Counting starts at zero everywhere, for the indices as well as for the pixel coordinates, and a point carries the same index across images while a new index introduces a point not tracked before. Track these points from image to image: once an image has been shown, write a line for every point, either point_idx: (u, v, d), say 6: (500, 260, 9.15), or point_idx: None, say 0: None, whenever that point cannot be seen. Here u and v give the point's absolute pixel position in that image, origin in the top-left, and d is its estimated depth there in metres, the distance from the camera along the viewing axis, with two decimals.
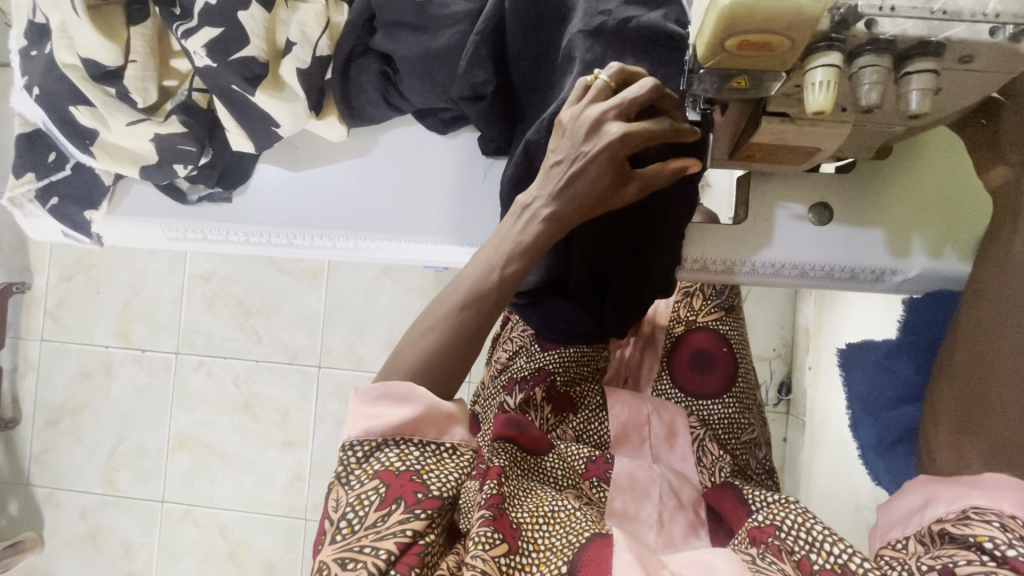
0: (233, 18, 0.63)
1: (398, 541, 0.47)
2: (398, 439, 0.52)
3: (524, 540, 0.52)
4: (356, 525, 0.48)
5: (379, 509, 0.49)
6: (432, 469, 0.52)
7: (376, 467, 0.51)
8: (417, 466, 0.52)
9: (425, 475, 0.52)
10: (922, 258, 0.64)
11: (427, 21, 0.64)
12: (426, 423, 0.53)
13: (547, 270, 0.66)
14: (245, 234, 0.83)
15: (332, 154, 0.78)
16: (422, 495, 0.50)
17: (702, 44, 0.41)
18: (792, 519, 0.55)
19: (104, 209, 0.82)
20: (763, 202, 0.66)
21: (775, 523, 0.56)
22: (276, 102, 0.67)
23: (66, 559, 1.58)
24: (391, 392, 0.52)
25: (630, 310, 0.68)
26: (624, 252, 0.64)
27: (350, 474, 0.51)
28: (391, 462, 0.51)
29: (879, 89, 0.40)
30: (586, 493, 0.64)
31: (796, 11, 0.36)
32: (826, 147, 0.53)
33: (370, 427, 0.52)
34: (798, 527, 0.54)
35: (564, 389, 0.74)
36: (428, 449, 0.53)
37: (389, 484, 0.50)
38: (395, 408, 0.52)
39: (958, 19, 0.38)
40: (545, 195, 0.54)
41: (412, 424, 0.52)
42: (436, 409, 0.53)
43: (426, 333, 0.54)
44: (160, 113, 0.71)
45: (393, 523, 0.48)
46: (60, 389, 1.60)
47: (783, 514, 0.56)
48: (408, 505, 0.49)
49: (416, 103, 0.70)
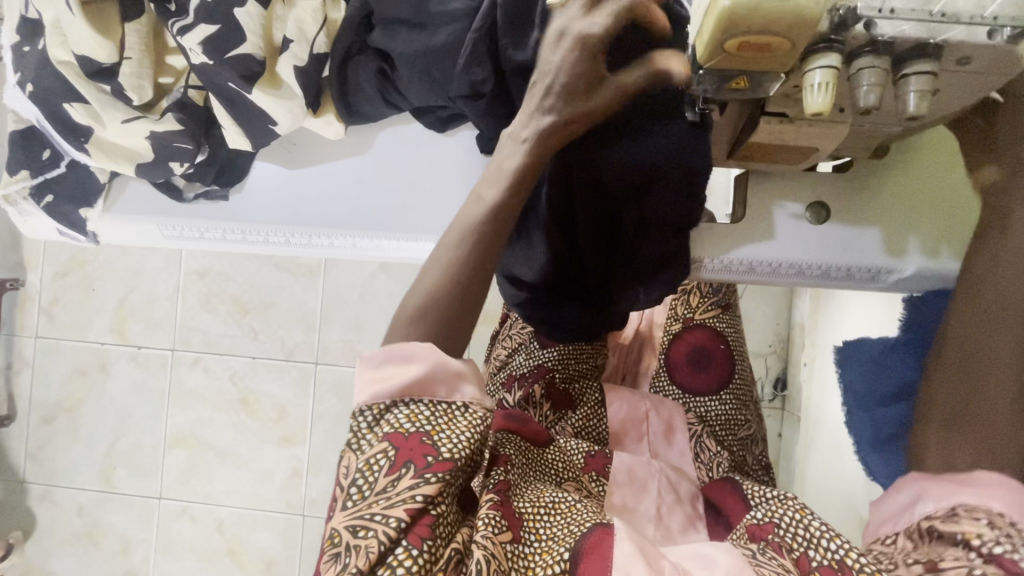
0: (228, 15, 0.63)
1: (407, 508, 0.46)
2: (407, 399, 0.50)
3: (527, 529, 0.53)
4: (367, 491, 0.47)
5: (389, 473, 0.47)
6: (444, 427, 0.49)
7: (385, 429, 0.49)
8: (428, 425, 0.49)
9: (436, 437, 0.49)
10: (920, 256, 0.65)
11: (425, 18, 0.63)
12: (434, 381, 0.50)
13: (546, 241, 0.63)
14: (243, 232, 0.82)
15: (330, 150, 0.76)
16: (433, 458, 0.48)
17: (702, 45, 0.42)
18: (790, 516, 0.55)
19: (100, 207, 0.80)
20: (760, 201, 0.66)
21: (775, 520, 0.56)
22: (275, 100, 0.67)
23: (63, 555, 1.58)
24: (397, 352, 0.50)
25: (623, 291, 0.65)
26: (620, 218, 0.60)
27: (360, 439, 0.50)
28: (400, 424, 0.49)
29: (877, 91, 0.40)
30: (586, 485, 0.65)
31: (796, 12, 0.36)
32: (823, 145, 0.53)
33: (379, 391, 0.50)
34: (796, 524, 0.54)
35: (563, 385, 0.76)
36: (438, 408, 0.50)
37: (398, 447, 0.48)
38: (401, 368, 0.50)
39: (957, 21, 0.38)
40: (534, 114, 0.54)
41: (423, 381, 0.50)
42: (450, 360, 0.51)
43: (427, 290, 0.52)
44: (158, 108, 0.71)
45: (404, 488, 0.47)
46: (56, 387, 1.59)
47: (781, 510, 0.57)
48: (418, 469, 0.47)
49: (415, 101, 0.68)
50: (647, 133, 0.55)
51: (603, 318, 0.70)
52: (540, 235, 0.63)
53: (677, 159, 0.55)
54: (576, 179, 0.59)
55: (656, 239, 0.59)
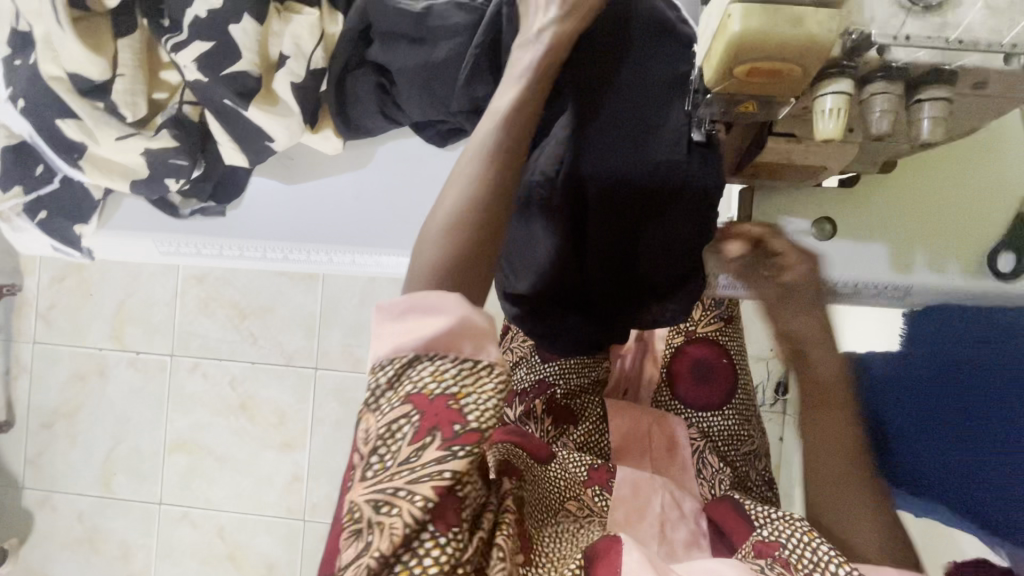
0: (224, 31, 0.61)
1: (436, 486, 0.38)
2: (432, 356, 0.41)
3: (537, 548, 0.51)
4: (389, 460, 0.39)
5: (413, 442, 0.39)
6: (472, 390, 0.40)
7: (408, 389, 0.40)
8: (454, 387, 0.40)
9: (465, 401, 0.39)
10: (926, 271, 0.64)
11: (424, 31, 0.61)
12: (462, 336, 0.41)
13: (552, 248, 0.61)
14: (241, 248, 0.82)
15: (328, 164, 0.75)
16: (461, 428, 0.39)
17: (710, 70, 0.41)
18: (798, 537, 0.55)
19: (95, 223, 0.80)
20: (765, 215, 0.66)
21: (781, 539, 0.56)
22: (270, 117, 0.65)
23: (64, 560, 1.58)
24: (420, 303, 0.42)
25: (622, 310, 0.66)
26: (629, 241, 0.61)
27: (378, 399, 0.41)
28: (425, 384, 0.40)
29: (889, 117, 0.39)
30: (588, 503, 0.64)
31: (809, 41, 0.35)
32: (831, 164, 0.53)
33: (400, 343, 0.41)
34: (803, 545, 0.54)
35: (564, 401, 0.75)
36: (465, 367, 0.40)
37: (423, 411, 0.39)
38: (424, 319, 0.41)
39: (975, 49, 0.36)
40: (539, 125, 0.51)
41: (447, 337, 0.41)
42: (475, 312, 0.41)
43: (441, 236, 0.43)
44: (153, 125, 0.69)
45: (429, 460, 0.39)
46: (55, 392, 1.58)
47: (789, 530, 0.56)
48: (445, 439, 0.39)
49: (414, 115, 0.67)
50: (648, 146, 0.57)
51: (608, 330, 0.68)
52: (548, 247, 0.62)
53: (687, 177, 0.56)
54: (587, 198, 0.59)
55: (664, 264, 0.62)
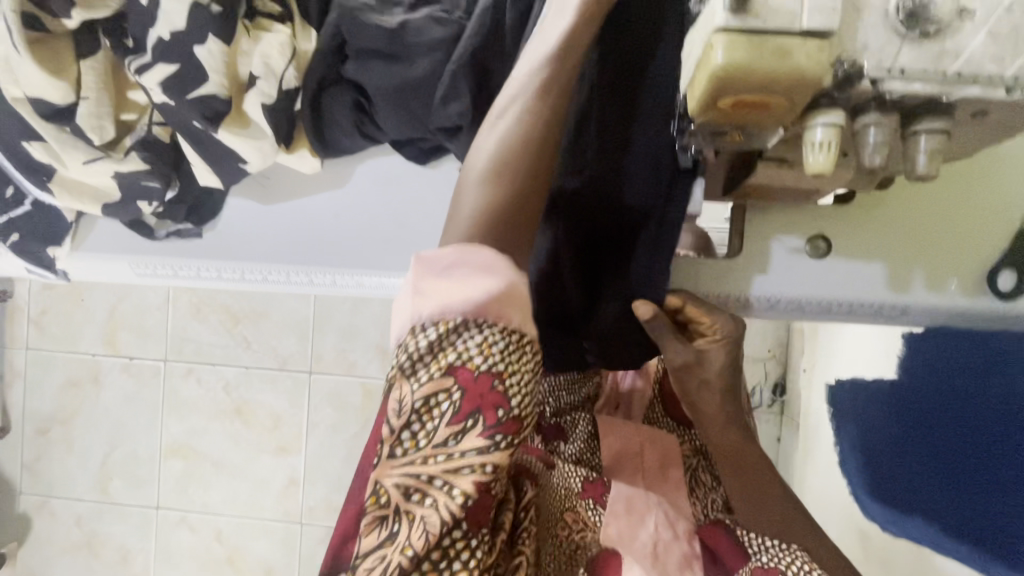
0: (188, 53, 0.58)
1: (474, 479, 0.40)
2: (480, 322, 0.41)
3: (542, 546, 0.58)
4: (424, 440, 0.40)
5: (452, 423, 0.40)
6: (515, 373, 0.41)
7: (449, 361, 0.41)
8: (499, 367, 0.41)
9: (508, 384, 0.41)
10: (924, 291, 0.61)
11: (401, 48, 0.60)
12: (509, 303, 0.42)
13: (536, 273, 0.61)
14: (218, 269, 0.79)
15: (305, 183, 0.72)
16: (504, 414, 0.41)
17: (692, 100, 0.38)
18: (797, 565, 0.60)
19: (68, 245, 0.77)
20: (757, 235, 0.63)
21: (778, 565, 0.61)
22: (240, 139, 0.63)
23: (64, 563, 1.59)
24: (468, 260, 0.42)
25: (609, 356, 0.62)
26: (613, 259, 0.60)
27: (416, 366, 0.41)
28: (469, 358, 0.40)
29: (884, 151, 0.37)
30: (581, 516, 0.64)
31: (797, 74, 0.33)
32: (825, 187, 0.50)
33: (446, 305, 0.41)
34: (802, 573, 0.60)
35: (554, 419, 0.77)
36: (510, 343, 0.42)
37: (466, 391, 0.40)
38: (471, 278, 0.41)
39: (974, 82, 0.34)
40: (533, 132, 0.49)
41: (497, 299, 0.41)
42: (522, 278, 0.43)
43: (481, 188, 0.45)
44: (120, 147, 0.67)
45: (468, 444, 0.40)
46: (49, 398, 1.57)
47: (786, 558, 0.61)
48: (487, 425, 0.40)
49: (393, 134, 0.64)
50: (632, 163, 0.56)
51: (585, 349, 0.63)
52: (531, 271, 0.61)
53: (661, 203, 0.56)
54: (571, 215, 0.59)
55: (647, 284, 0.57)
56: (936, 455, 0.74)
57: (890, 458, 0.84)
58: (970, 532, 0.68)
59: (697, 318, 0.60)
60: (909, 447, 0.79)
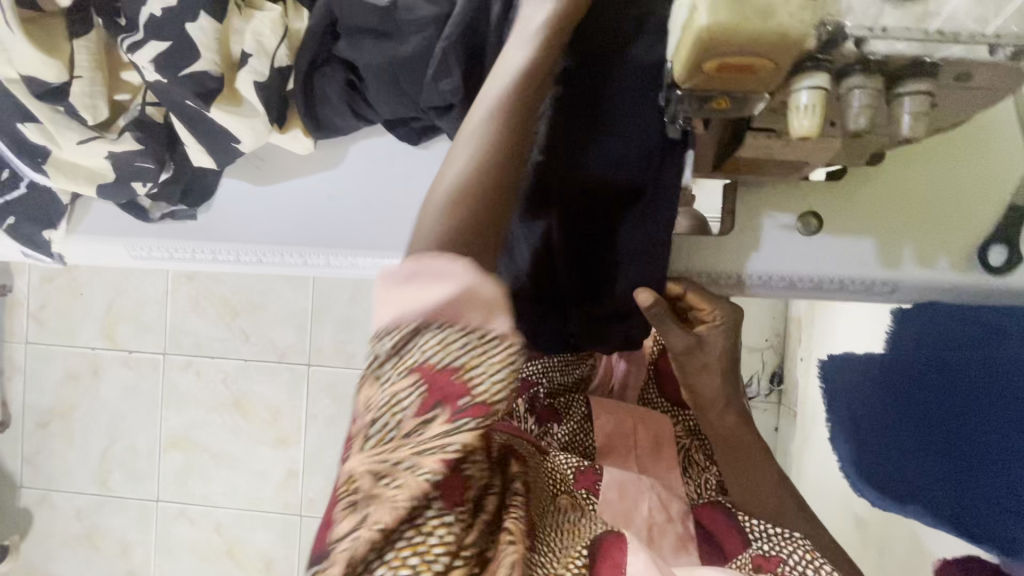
0: (181, 32, 0.60)
1: (441, 459, 0.37)
2: (440, 325, 0.38)
3: (539, 541, 0.47)
4: (389, 434, 0.38)
5: (417, 415, 0.38)
6: (481, 361, 0.38)
7: (412, 361, 0.38)
8: (461, 359, 0.38)
9: (472, 374, 0.38)
10: (914, 267, 0.62)
11: (391, 26, 0.60)
12: (469, 306, 0.38)
13: (530, 253, 0.61)
14: (212, 251, 0.79)
15: (299, 163, 0.73)
16: (468, 401, 0.38)
17: (679, 65, 0.38)
18: (799, 555, 0.59)
19: (63, 228, 0.78)
20: (748, 211, 0.63)
21: (781, 555, 0.60)
22: (234, 117, 0.64)
23: (65, 556, 1.59)
24: (426, 265, 0.39)
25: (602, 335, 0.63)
26: (606, 237, 0.59)
27: (380, 368, 0.39)
28: (429, 357, 0.38)
29: (867, 113, 0.37)
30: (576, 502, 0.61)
31: (779, 34, 0.33)
32: (812, 159, 0.51)
33: (404, 314, 0.39)
34: (804, 564, 0.58)
35: (547, 400, 0.76)
36: (472, 340, 0.38)
37: (428, 384, 0.38)
38: (429, 286, 0.39)
39: (955, 41, 0.34)
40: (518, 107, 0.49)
41: (454, 302, 0.38)
42: (480, 280, 0.39)
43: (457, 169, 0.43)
44: (114, 129, 0.68)
45: (435, 432, 0.38)
46: (49, 392, 1.58)
47: (790, 548, 0.60)
48: (451, 413, 0.38)
49: (384, 113, 0.65)
50: (621, 137, 0.56)
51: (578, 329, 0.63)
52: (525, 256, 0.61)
53: (650, 181, 0.57)
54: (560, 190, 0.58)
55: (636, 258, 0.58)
56: (931, 437, 0.69)
57: (878, 444, 0.77)
58: (984, 523, 0.61)
59: (698, 306, 0.62)
60: (900, 433, 0.74)
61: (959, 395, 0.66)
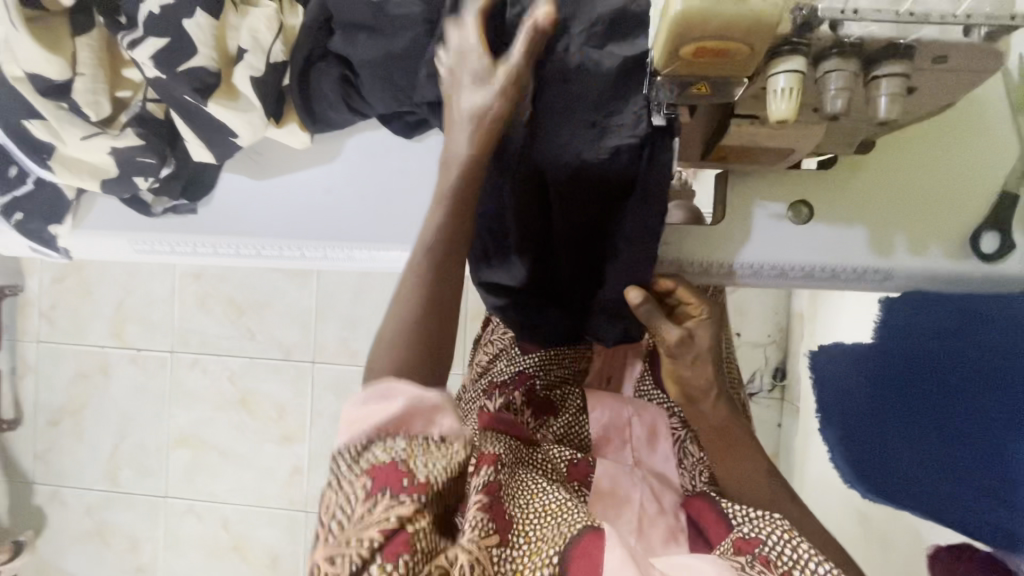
0: (178, 27, 0.61)
1: (383, 529, 0.45)
2: (388, 434, 0.48)
3: (516, 533, 0.53)
4: (343, 523, 0.45)
5: (365, 502, 0.46)
6: (421, 455, 0.48)
7: (365, 465, 0.47)
8: (404, 453, 0.47)
9: (413, 464, 0.47)
10: (906, 255, 0.62)
11: (383, 21, 0.60)
12: (415, 415, 0.48)
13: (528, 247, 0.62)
14: (215, 245, 0.81)
15: (297, 157, 0.74)
16: (407, 484, 0.47)
17: (658, 51, 0.39)
18: (777, 535, 0.55)
19: (69, 223, 0.80)
20: (739, 200, 0.63)
21: (761, 536, 0.56)
22: (231, 111, 0.66)
23: (75, 552, 1.62)
24: (375, 391, 0.48)
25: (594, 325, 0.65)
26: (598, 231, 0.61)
27: (338, 473, 0.47)
28: (378, 457, 0.47)
29: (844, 95, 0.37)
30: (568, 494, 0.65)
31: (752, 18, 0.34)
32: (798, 146, 0.51)
33: (358, 429, 0.48)
34: (783, 543, 0.54)
35: (545, 392, 0.75)
36: (416, 442, 0.48)
37: (375, 474, 0.46)
38: (378, 407, 0.48)
39: (927, 21, 0.35)
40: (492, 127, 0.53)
41: (401, 416, 0.48)
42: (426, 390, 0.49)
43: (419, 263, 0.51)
44: (115, 124, 0.70)
45: (380, 512, 0.45)
46: (60, 390, 1.61)
47: (768, 528, 0.57)
48: (395, 493, 0.46)
49: (379, 108, 0.66)
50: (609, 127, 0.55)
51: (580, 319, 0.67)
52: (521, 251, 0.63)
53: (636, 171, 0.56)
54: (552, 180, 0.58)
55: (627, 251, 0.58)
56: (915, 431, 0.64)
57: (868, 436, 0.72)
58: (970, 511, 0.57)
59: (686, 301, 0.65)
60: (884, 423, 0.69)
61: (943, 390, 0.61)
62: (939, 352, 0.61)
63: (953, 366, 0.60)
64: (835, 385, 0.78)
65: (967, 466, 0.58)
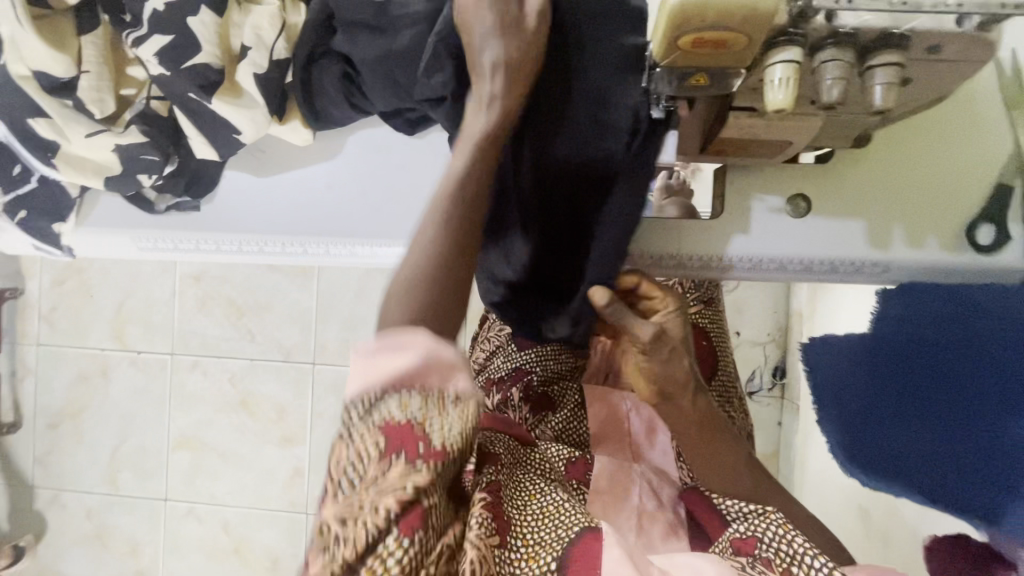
0: (182, 25, 0.62)
1: (398, 496, 0.42)
2: (400, 391, 0.43)
3: (513, 535, 0.51)
4: (358, 481, 0.42)
5: (379, 461, 0.42)
6: (437, 416, 0.43)
7: (376, 420, 0.43)
8: (418, 413, 0.43)
9: (429, 425, 0.43)
10: (903, 248, 0.63)
11: (385, 21, 0.61)
12: (429, 370, 0.43)
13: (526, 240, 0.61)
14: (216, 244, 0.81)
15: (298, 155, 0.75)
16: (424, 447, 0.43)
17: (656, 43, 0.40)
18: (773, 532, 0.55)
19: (73, 221, 0.81)
20: (736, 194, 0.64)
21: (757, 534, 0.55)
22: (234, 108, 0.67)
23: (75, 556, 1.61)
24: (391, 339, 0.43)
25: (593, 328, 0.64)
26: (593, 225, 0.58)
27: (351, 427, 0.43)
28: (391, 414, 0.43)
29: (840, 85, 0.38)
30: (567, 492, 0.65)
31: (748, 7, 0.35)
32: (795, 138, 0.52)
33: (370, 383, 0.43)
34: (779, 540, 0.54)
35: (541, 388, 0.78)
36: (431, 400, 0.43)
37: (389, 434, 0.42)
38: (393, 356, 0.43)
39: (919, 10, 0.36)
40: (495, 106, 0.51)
41: (414, 372, 0.43)
42: (441, 343, 0.44)
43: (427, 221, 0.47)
44: (120, 121, 0.71)
45: (394, 475, 0.42)
46: (61, 393, 1.61)
47: (764, 525, 0.56)
48: (410, 457, 0.42)
49: (380, 105, 0.67)
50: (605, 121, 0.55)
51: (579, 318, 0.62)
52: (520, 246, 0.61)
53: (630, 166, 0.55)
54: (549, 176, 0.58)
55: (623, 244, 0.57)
56: (917, 418, 0.62)
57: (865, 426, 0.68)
58: (970, 500, 0.56)
59: (649, 295, 0.63)
60: (879, 413, 0.66)
61: (948, 373, 0.60)
62: (942, 335, 0.60)
63: (958, 346, 0.59)
64: (834, 373, 0.74)
65: (968, 451, 0.56)
